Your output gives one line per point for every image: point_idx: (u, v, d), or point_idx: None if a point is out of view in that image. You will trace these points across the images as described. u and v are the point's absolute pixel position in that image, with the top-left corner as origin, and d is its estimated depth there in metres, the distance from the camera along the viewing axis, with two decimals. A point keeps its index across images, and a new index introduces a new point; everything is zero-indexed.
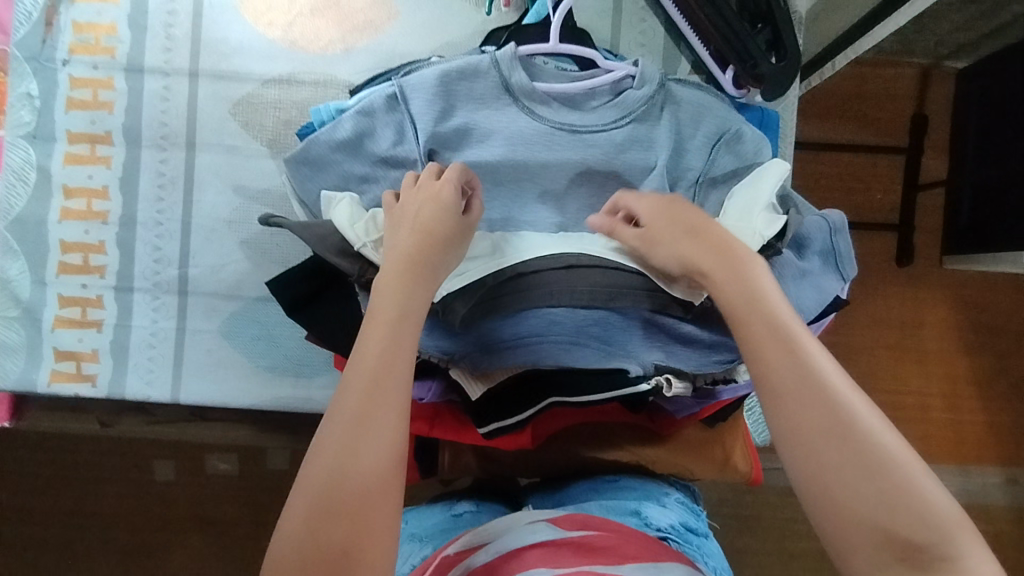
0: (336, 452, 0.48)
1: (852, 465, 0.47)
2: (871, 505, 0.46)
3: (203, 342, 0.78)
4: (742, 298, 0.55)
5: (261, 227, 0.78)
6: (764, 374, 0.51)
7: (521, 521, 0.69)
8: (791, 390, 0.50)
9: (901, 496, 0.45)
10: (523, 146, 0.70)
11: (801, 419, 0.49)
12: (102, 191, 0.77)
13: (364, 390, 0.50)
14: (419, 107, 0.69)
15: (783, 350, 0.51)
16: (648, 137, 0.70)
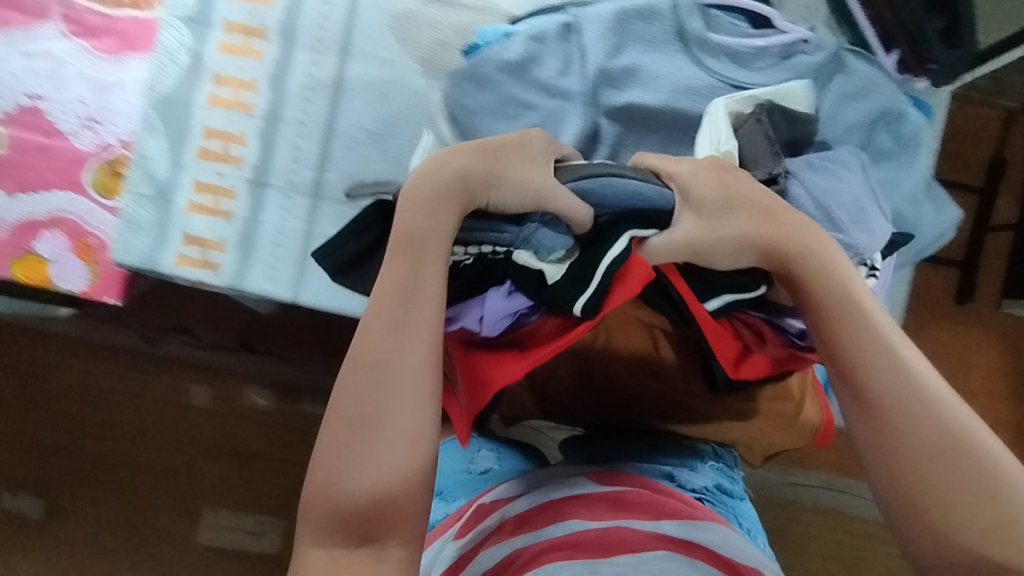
0: (338, 443, 0.42)
1: (905, 418, 0.42)
2: (929, 476, 0.40)
3: None
4: (835, 325, 0.46)
5: (402, 144, 0.78)
6: (852, 338, 0.45)
7: (563, 475, 0.66)
8: (872, 366, 0.44)
9: (953, 449, 0.40)
10: (687, 96, 0.70)
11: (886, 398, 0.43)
12: (251, 85, 0.78)
13: (368, 376, 0.43)
14: (593, 40, 0.69)
15: (863, 333, 0.45)
16: (810, 104, 0.70)
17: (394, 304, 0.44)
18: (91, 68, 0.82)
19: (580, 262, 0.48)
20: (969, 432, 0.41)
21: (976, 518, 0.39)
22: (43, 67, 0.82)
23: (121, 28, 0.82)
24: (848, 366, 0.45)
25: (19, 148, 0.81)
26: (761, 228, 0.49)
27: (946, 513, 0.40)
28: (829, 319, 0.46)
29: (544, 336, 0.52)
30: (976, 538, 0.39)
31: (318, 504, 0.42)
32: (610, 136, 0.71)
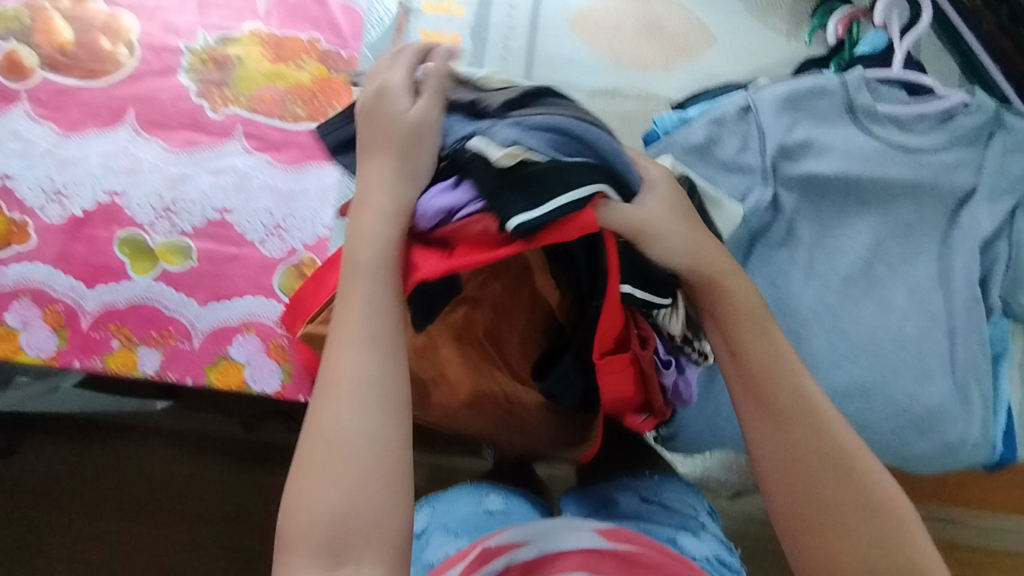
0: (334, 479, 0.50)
1: (846, 479, 0.54)
2: (835, 524, 0.53)
3: None
4: (769, 401, 0.56)
5: None
6: (770, 409, 0.56)
7: (569, 526, 0.64)
8: (785, 418, 0.56)
9: (864, 506, 0.54)
10: (860, 162, 0.76)
11: (787, 424, 0.56)
12: None
13: (331, 424, 0.52)
14: (770, 119, 0.75)
15: (788, 389, 0.57)
16: (974, 160, 0.75)
17: (384, 350, 0.54)
18: (274, 179, 0.87)
19: (497, 173, 0.53)
20: (886, 493, 0.54)
21: (871, 562, 0.52)
22: (229, 182, 0.87)
23: (301, 140, 0.88)
24: (762, 435, 0.57)
25: (209, 259, 0.85)
26: (728, 305, 0.59)
27: (834, 553, 0.53)
28: (750, 393, 0.57)
29: (472, 237, 0.56)
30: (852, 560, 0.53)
31: (308, 529, 0.49)
32: (789, 205, 0.77)
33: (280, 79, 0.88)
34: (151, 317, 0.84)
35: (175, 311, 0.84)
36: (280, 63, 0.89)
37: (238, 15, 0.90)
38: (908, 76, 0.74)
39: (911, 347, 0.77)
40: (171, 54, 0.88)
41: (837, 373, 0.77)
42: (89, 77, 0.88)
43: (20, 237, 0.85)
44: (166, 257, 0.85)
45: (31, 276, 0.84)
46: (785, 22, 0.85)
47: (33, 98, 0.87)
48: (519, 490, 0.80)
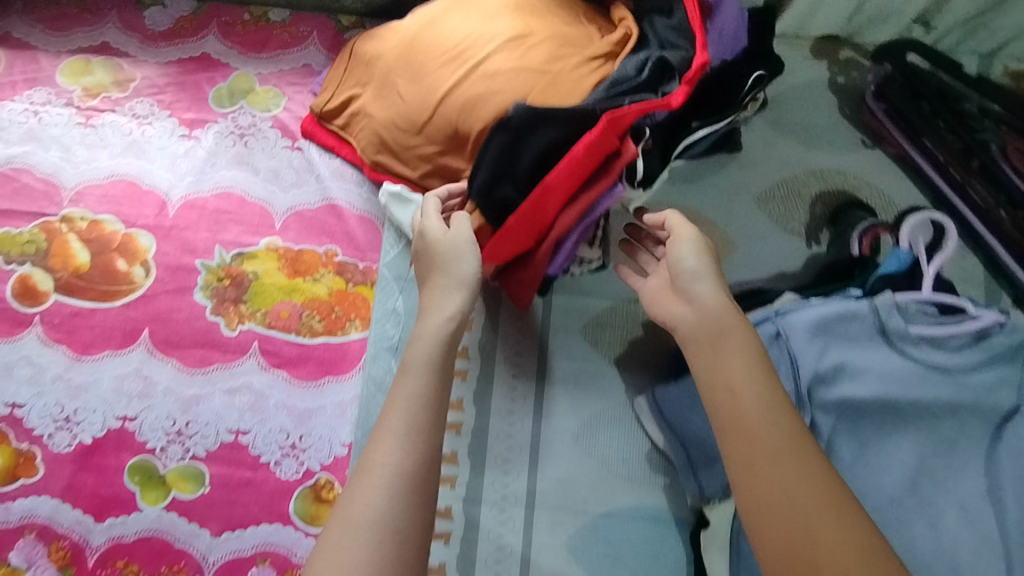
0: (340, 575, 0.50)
1: (838, 518, 0.54)
2: (830, 541, 0.53)
3: (549, 560, 0.77)
4: (726, 369, 0.64)
5: (610, 445, 0.80)
6: (758, 467, 0.58)
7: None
8: (734, 443, 0.60)
9: (840, 538, 0.53)
10: (895, 383, 0.73)
11: (750, 492, 0.58)
12: (457, 404, 0.80)
13: (371, 523, 0.53)
14: (802, 346, 0.74)
15: (733, 424, 0.61)
16: (1015, 378, 0.73)
17: (427, 467, 0.57)
18: (290, 397, 0.86)
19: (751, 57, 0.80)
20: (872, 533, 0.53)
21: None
22: (245, 402, 0.86)
23: (318, 354, 0.87)
24: (744, 465, 0.59)
25: (222, 485, 0.83)
26: (708, 338, 0.66)
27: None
28: (729, 427, 0.61)
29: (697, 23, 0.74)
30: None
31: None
32: (827, 428, 0.73)
33: (297, 293, 0.88)
34: (161, 550, 0.81)
35: (186, 543, 0.81)
36: (298, 278, 0.89)
37: (255, 229, 0.90)
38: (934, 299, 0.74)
39: None
40: (187, 272, 0.89)
41: None
42: (104, 297, 0.88)
43: (27, 469, 0.83)
44: (178, 483, 0.83)
45: (37, 513, 0.82)
46: (803, 221, 0.85)
47: (47, 321, 0.88)
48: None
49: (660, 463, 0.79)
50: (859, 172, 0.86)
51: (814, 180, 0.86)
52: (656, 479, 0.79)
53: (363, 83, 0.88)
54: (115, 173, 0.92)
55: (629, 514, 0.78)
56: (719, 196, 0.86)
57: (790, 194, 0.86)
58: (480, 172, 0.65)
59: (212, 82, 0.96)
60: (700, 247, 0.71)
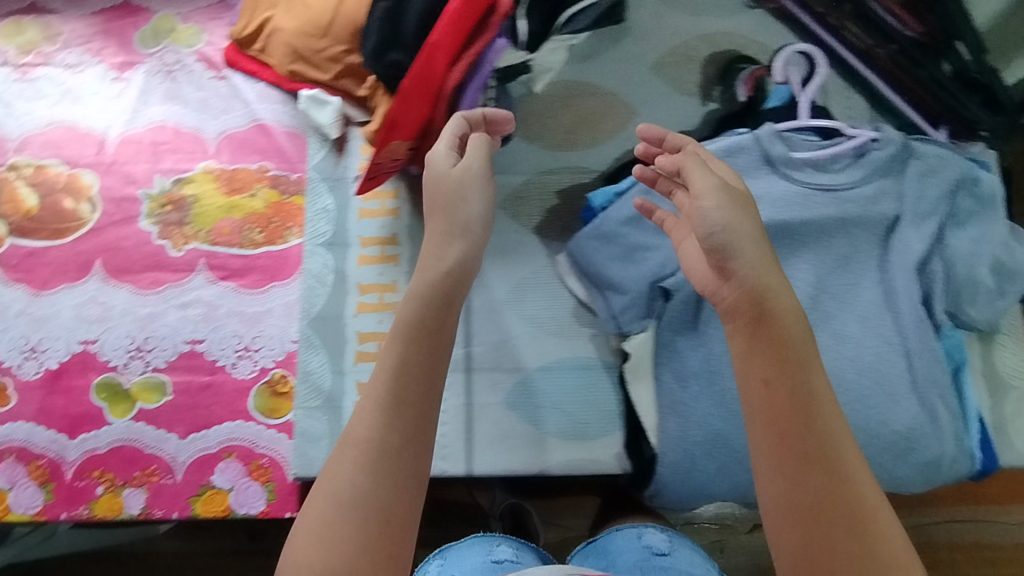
0: (342, 486, 0.54)
1: (817, 430, 0.55)
2: (812, 454, 0.55)
3: (492, 415, 0.83)
4: (780, 319, 0.59)
5: (538, 305, 0.86)
6: (762, 385, 0.58)
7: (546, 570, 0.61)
8: (800, 483, 0.54)
9: (822, 457, 0.55)
10: (785, 207, 0.80)
11: (792, 442, 0.55)
12: (392, 286, 0.86)
13: (371, 448, 0.55)
14: None
15: (808, 474, 0.54)
16: (895, 189, 0.79)
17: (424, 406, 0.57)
18: (239, 304, 0.91)
19: None
20: (838, 447, 0.55)
21: (820, 497, 0.54)
22: (198, 314, 0.91)
23: (261, 263, 0.92)
24: (756, 390, 0.58)
25: (184, 392, 0.88)
26: (750, 303, 0.60)
27: (802, 497, 0.54)
28: (751, 357, 0.59)
29: None
30: (823, 517, 0.53)
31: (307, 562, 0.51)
32: None
33: (236, 210, 0.94)
34: (133, 456, 0.87)
35: (155, 447, 0.87)
36: (235, 196, 0.94)
37: (191, 157, 0.96)
38: (812, 126, 0.80)
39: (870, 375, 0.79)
40: (131, 203, 0.94)
41: None
42: (55, 235, 0.93)
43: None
44: (142, 395, 0.88)
45: (13, 436, 0.87)
46: (696, 82, 0.91)
47: (3, 263, 0.92)
48: (526, 545, 0.83)
49: (586, 315, 0.85)
50: (743, 31, 0.92)
51: (703, 44, 0.92)
52: (583, 332, 0.85)
53: (275, 3, 0.93)
54: (55, 121, 0.97)
55: (560, 365, 0.84)
56: (618, 70, 0.92)
57: (682, 59, 0.91)
58: (370, 38, 0.71)
59: (136, 26, 1.02)
60: (733, 200, 0.63)
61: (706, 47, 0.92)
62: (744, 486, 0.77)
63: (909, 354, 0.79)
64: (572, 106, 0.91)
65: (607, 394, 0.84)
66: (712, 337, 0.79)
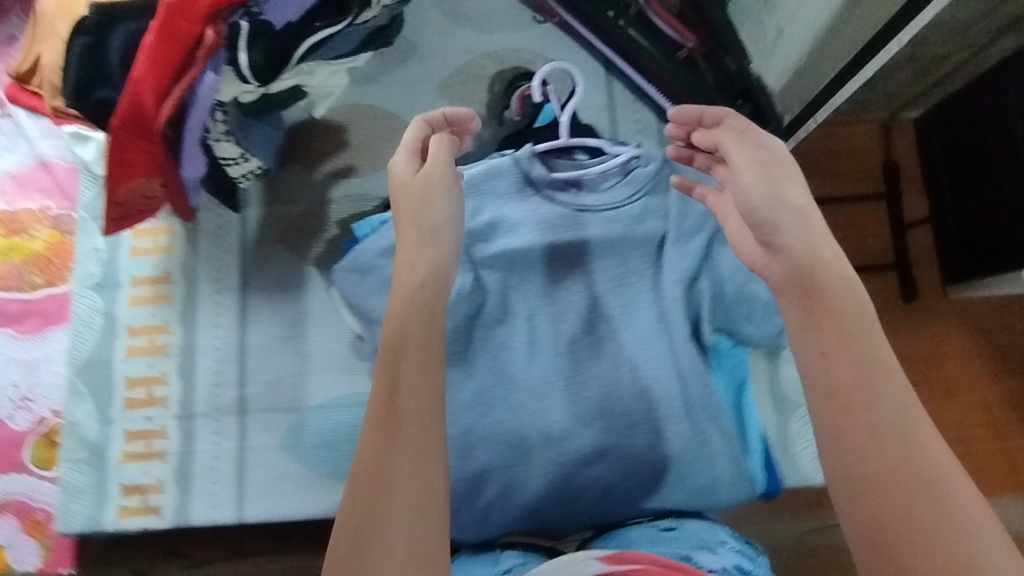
0: (354, 511, 0.44)
1: (881, 397, 0.45)
2: (878, 424, 0.44)
3: (265, 459, 0.80)
4: (832, 278, 0.50)
5: (315, 341, 0.82)
6: (837, 347, 0.48)
7: (573, 557, 0.59)
8: (873, 451, 0.44)
9: (894, 423, 0.44)
10: (549, 230, 0.78)
11: (838, 412, 0.46)
12: (163, 327, 0.83)
13: (366, 465, 0.46)
14: None
15: (937, 439, 0.43)
16: (661, 207, 0.77)
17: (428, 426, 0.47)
18: (17, 351, 0.87)
19: None
20: (910, 414, 0.45)
21: (887, 464, 0.43)
22: None
23: (42, 307, 0.88)
24: (810, 358, 0.49)
25: None
26: (825, 280, 0.50)
27: (871, 465, 0.44)
28: (817, 323, 0.49)
29: None
30: (902, 494, 0.42)
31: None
32: (494, 284, 0.78)
33: (15, 252, 0.90)
34: None
35: None
36: (14, 237, 0.90)
37: None
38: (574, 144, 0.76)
39: (645, 399, 0.76)
40: None
41: (576, 439, 0.75)
42: None
43: None
44: None
45: None
46: (483, 102, 0.88)
47: None
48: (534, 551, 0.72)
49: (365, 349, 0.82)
50: (530, 48, 0.89)
51: (491, 62, 0.89)
52: (362, 367, 0.82)
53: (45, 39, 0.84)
54: None
55: (339, 403, 0.81)
56: (404, 92, 0.89)
57: (468, 77, 0.89)
58: (70, 75, 0.66)
59: None
60: (771, 169, 0.55)
61: (493, 64, 0.89)
62: (513, 520, 0.75)
63: (684, 375, 0.76)
64: (354, 132, 0.87)
65: None
66: (479, 366, 0.78)
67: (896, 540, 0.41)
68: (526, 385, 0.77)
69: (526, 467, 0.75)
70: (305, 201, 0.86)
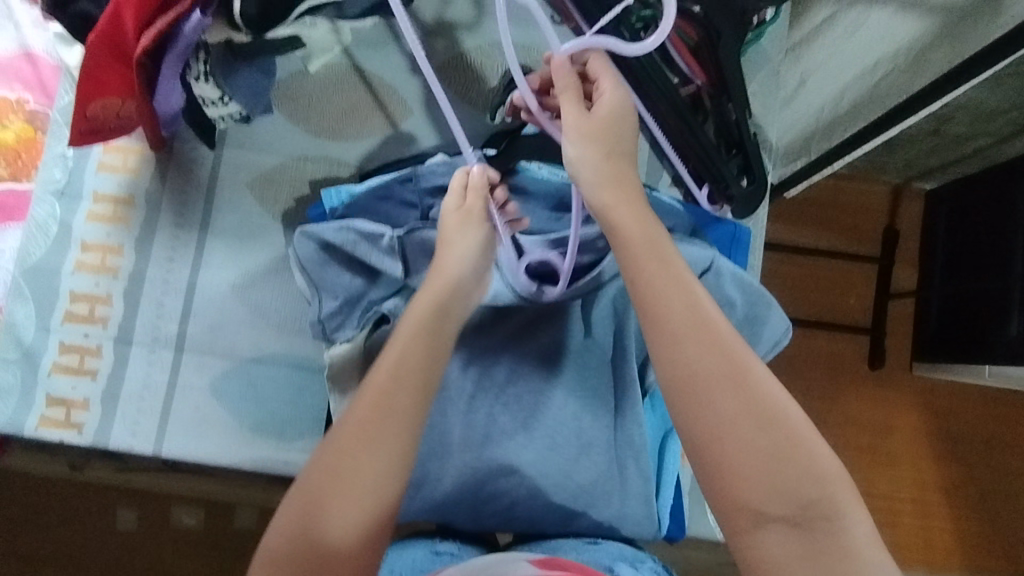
0: (349, 447, 0.57)
1: (691, 308, 0.57)
2: (721, 386, 0.55)
3: (191, 399, 0.80)
4: (640, 211, 0.61)
5: (264, 295, 0.82)
6: (665, 318, 0.57)
7: (505, 560, 0.60)
8: (686, 346, 0.56)
9: (703, 321, 0.57)
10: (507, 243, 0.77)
11: (669, 321, 0.57)
12: (117, 248, 0.82)
13: (328, 470, 0.56)
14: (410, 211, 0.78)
15: (692, 340, 0.56)
16: None
17: (410, 384, 0.60)
18: None
19: None
20: (705, 315, 0.57)
21: (702, 352, 0.56)
22: None
23: None
24: (657, 319, 0.57)
25: None
26: (639, 232, 0.60)
27: (682, 348, 0.56)
28: (634, 263, 0.59)
29: None
30: (711, 390, 0.55)
31: (288, 522, 0.55)
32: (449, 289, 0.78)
33: None
34: None
35: None
36: None
37: None
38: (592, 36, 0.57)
39: (572, 422, 0.77)
40: None
41: (492, 449, 0.76)
42: None
43: None
44: None
45: None
46: (481, 94, 0.87)
47: None
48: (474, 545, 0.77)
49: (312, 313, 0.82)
50: (540, 47, 0.88)
51: (497, 53, 0.88)
52: (303, 330, 0.82)
53: None
54: None
55: (273, 361, 0.82)
56: (406, 64, 0.87)
57: (473, 66, 0.88)
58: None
59: None
60: (612, 126, 0.61)
61: (500, 60, 0.88)
62: (417, 510, 0.78)
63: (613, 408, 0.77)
64: (346, 94, 0.86)
65: (314, 399, 0.81)
66: None
67: (722, 413, 0.54)
68: (458, 386, 0.77)
69: (441, 463, 0.77)
70: (283, 155, 0.85)
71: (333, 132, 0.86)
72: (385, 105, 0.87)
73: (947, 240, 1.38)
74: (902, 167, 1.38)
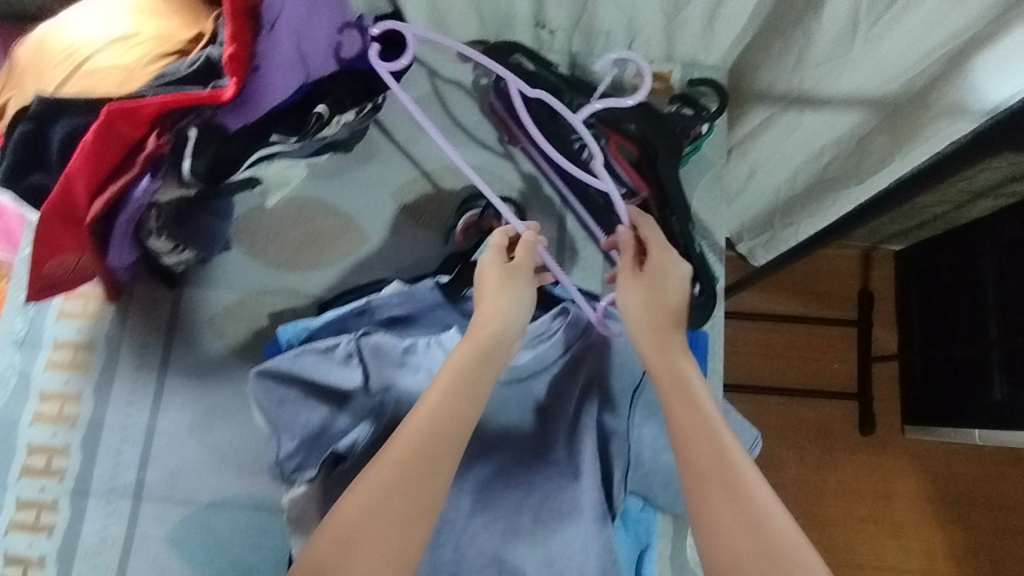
0: (339, 538, 0.55)
1: (720, 463, 0.59)
2: (750, 545, 0.55)
3: (150, 550, 0.78)
4: (678, 357, 0.68)
5: (224, 433, 0.82)
6: (693, 465, 0.60)
7: None
8: (718, 497, 0.57)
9: (731, 473, 0.58)
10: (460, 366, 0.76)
11: (702, 470, 0.59)
12: (75, 396, 0.82)
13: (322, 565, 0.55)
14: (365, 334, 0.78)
15: (721, 489, 0.58)
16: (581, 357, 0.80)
17: (422, 466, 0.58)
18: None
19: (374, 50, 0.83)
20: (737, 470, 0.59)
21: (730, 502, 0.57)
22: None
23: None
24: (688, 463, 0.60)
25: None
26: (668, 374, 0.66)
27: (711, 496, 0.58)
28: (673, 410, 0.64)
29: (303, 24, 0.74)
30: (736, 545, 0.55)
31: None
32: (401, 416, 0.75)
33: None
34: None
35: None
36: None
37: None
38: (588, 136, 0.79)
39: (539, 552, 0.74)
40: None
41: None
42: None
43: None
44: None
45: None
46: (434, 217, 0.89)
47: None
48: None
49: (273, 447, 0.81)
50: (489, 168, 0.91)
51: (448, 175, 0.91)
52: (264, 467, 0.81)
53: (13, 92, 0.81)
54: None
55: (235, 502, 0.80)
56: (360, 192, 0.90)
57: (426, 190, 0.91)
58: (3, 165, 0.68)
59: None
60: (654, 283, 0.73)
61: (451, 183, 0.91)
62: None
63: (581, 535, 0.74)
64: (302, 226, 0.89)
65: (277, 540, 0.79)
66: None
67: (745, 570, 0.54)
68: None
69: None
70: (242, 290, 0.86)
71: (290, 265, 0.87)
72: (340, 234, 0.89)
73: (924, 300, 1.35)
74: (869, 233, 1.39)
